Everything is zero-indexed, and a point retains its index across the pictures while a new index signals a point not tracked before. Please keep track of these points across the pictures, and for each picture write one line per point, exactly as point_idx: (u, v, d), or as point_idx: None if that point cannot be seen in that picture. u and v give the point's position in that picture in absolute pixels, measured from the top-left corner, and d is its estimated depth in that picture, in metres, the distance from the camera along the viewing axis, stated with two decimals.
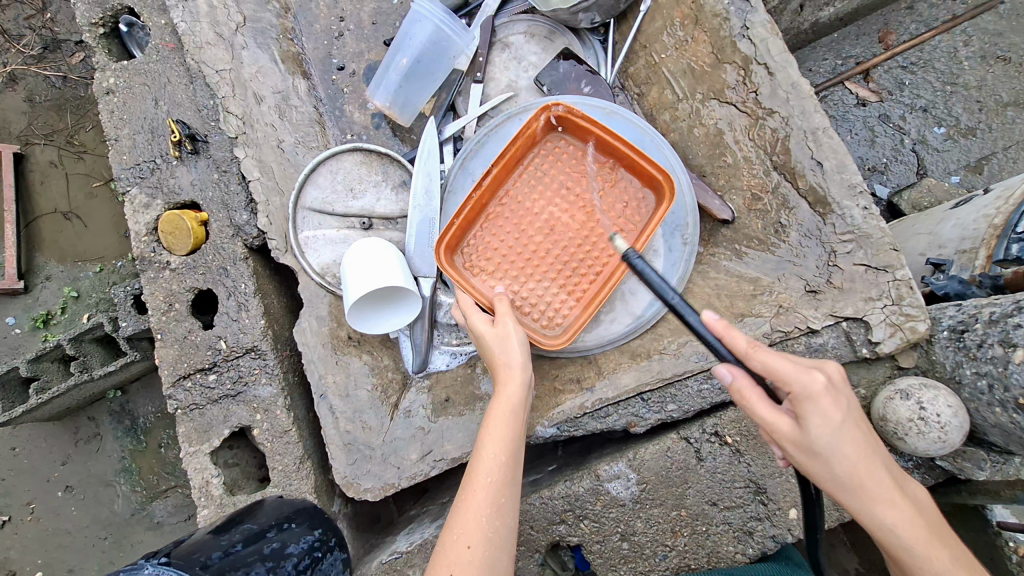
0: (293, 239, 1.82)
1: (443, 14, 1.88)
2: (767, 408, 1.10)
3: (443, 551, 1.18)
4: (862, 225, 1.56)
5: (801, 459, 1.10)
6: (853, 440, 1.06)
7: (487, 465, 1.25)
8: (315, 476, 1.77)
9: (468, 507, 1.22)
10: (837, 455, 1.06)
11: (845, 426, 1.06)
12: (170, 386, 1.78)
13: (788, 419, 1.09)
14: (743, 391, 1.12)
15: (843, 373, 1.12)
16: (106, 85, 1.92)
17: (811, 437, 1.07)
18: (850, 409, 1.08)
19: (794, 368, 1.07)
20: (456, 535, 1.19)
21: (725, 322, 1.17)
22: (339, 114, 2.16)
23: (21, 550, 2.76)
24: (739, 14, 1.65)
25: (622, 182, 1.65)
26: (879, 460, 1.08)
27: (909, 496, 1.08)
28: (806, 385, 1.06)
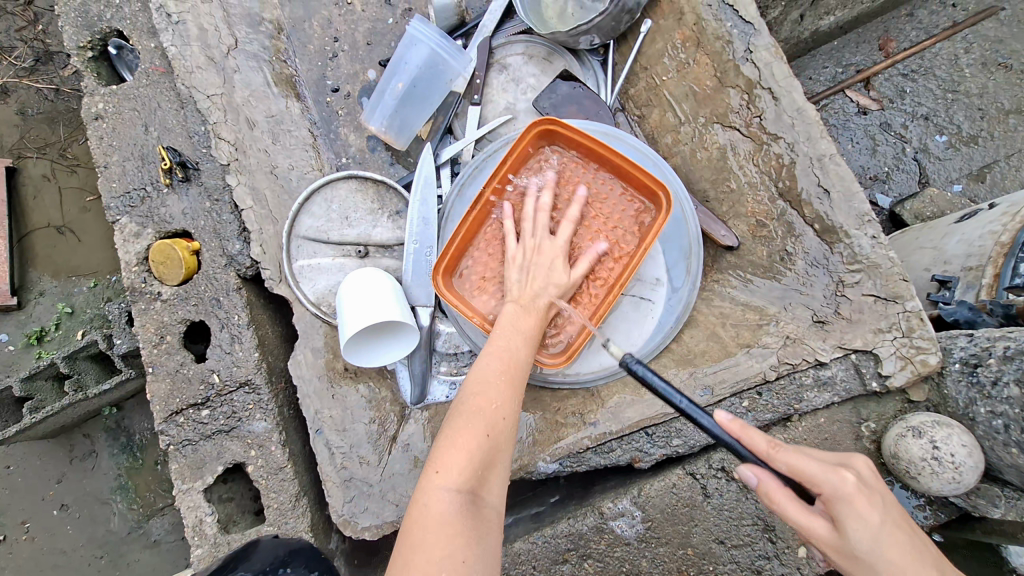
0: (287, 268, 1.78)
1: (438, 37, 1.82)
2: (798, 511, 1.01)
3: (472, 413, 1.16)
4: (871, 255, 1.51)
5: (845, 567, 0.99)
6: (896, 545, 0.96)
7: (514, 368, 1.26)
8: (312, 513, 1.73)
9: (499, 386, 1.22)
10: (883, 562, 0.95)
11: (887, 526, 0.97)
12: (162, 422, 1.73)
13: (824, 522, 0.99)
14: (771, 494, 1.03)
15: (874, 468, 1.05)
16: (94, 109, 1.88)
17: (851, 544, 0.97)
18: (888, 510, 0.99)
19: (819, 467, 1.00)
20: (496, 406, 1.18)
21: (740, 420, 1.10)
22: (334, 138, 2.08)
23: (15, 571, 2.71)
24: (742, 37, 1.61)
25: (618, 194, 1.62)
26: (927, 562, 0.96)
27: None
28: (839, 484, 0.99)
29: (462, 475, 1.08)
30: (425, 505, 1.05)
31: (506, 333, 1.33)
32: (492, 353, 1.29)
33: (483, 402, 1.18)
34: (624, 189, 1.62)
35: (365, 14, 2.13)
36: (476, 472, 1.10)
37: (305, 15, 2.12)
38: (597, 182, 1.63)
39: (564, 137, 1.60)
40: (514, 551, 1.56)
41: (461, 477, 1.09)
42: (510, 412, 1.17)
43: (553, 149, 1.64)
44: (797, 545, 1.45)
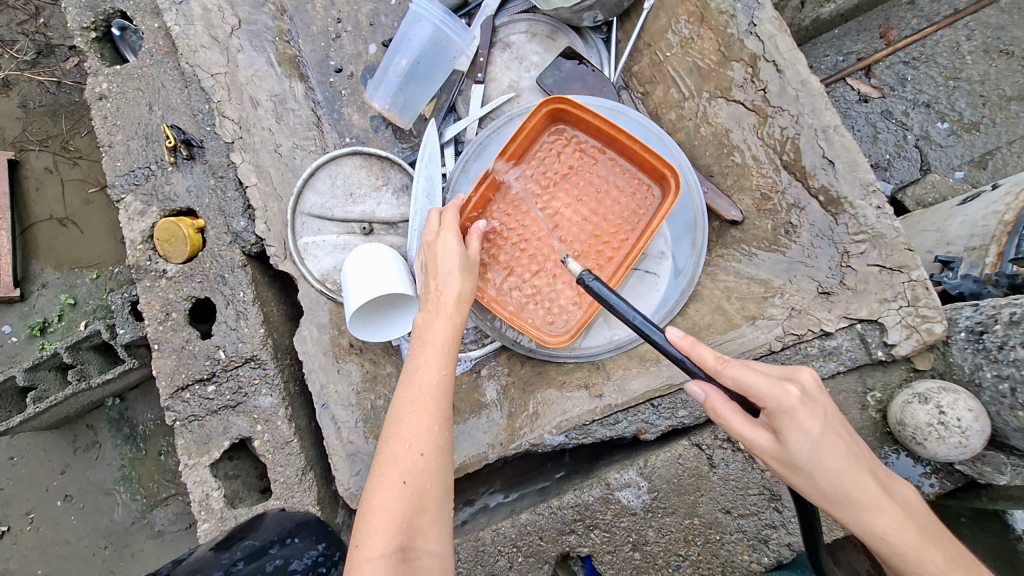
0: (292, 245, 1.78)
1: (443, 14, 1.83)
2: (742, 422, 1.03)
3: (389, 463, 1.15)
4: (876, 225, 1.51)
5: (785, 474, 1.05)
6: (834, 449, 1.00)
7: (429, 377, 1.21)
8: (318, 487, 1.73)
9: (416, 418, 1.18)
10: (819, 469, 1.01)
11: (826, 435, 1.00)
12: (169, 397, 1.74)
13: (768, 434, 1.02)
14: (717, 408, 1.05)
15: (819, 378, 1.04)
16: (99, 90, 1.88)
17: (791, 454, 1.01)
18: (829, 419, 1.01)
19: (765, 385, 1.00)
20: (409, 446, 1.15)
21: (691, 338, 1.09)
22: (337, 116, 2.09)
23: (20, 561, 2.72)
24: (746, 11, 1.62)
25: (624, 178, 1.62)
26: (855, 467, 1.01)
27: (895, 497, 1.03)
28: (780, 400, 0.99)
29: (386, 539, 1.06)
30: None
31: (419, 351, 1.25)
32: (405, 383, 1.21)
33: (397, 447, 1.16)
34: (630, 171, 1.62)
35: None
36: (411, 504, 1.10)
37: None
38: (606, 165, 1.62)
39: (574, 116, 1.57)
40: (520, 522, 1.57)
41: (383, 539, 1.06)
42: (425, 446, 1.14)
43: (562, 130, 1.61)
44: None
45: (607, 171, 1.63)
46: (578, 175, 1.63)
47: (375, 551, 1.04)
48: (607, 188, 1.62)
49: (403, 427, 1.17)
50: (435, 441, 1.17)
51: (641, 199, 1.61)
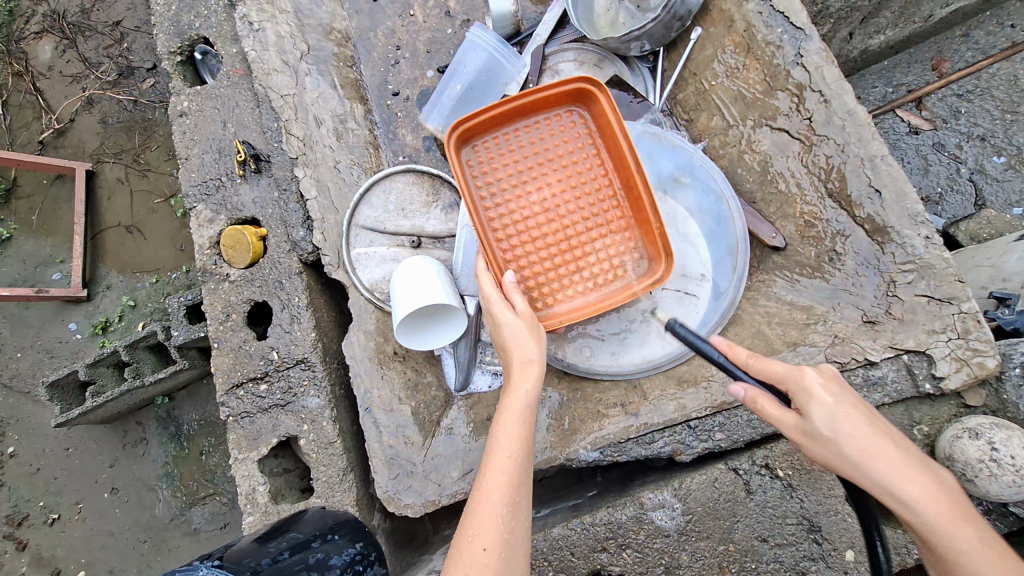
0: (345, 254, 1.89)
1: (497, 42, 1.96)
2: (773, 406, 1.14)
3: (456, 559, 1.10)
4: (924, 255, 1.50)
5: (810, 450, 1.11)
6: (851, 418, 1.07)
7: (499, 461, 1.18)
8: (357, 489, 1.81)
9: (484, 508, 1.14)
10: (842, 437, 1.06)
11: (844, 406, 1.09)
12: (224, 393, 1.84)
13: (794, 414, 1.12)
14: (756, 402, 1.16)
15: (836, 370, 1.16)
16: (179, 107, 2.03)
17: (814, 426, 1.09)
18: (844, 395, 1.10)
19: (783, 368, 1.16)
20: (471, 537, 1.11)
21: (728, 340, 1.31)
22: (393, 137, 2.22)
23: (66, 549, 2.86)
24: (792, 42, 1.65)
25: (536, 128, 1.56)
26: (890, 441, 1.06)
27: (935, 477, 1.05)
28: (796, 377, 1.13)
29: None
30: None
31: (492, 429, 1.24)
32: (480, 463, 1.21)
33: (464, 539, 1.12)
34: (551, 117, 1.56)
35: (426, 24, 2.28)
36: None
37: (371, 26, 2.29)
38: (520, 131, 1.56)
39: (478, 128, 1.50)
40: (553, 536, 1.58)
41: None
42: (486, 540, 1.09)
43: (473, 151, 1.54)
44: (843, 548, 1.46)
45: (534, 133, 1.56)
46: (522, 159, 1.54)
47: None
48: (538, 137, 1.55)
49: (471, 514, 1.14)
50: (498, 534, 1.11)
51: (574, 123, 1.56)
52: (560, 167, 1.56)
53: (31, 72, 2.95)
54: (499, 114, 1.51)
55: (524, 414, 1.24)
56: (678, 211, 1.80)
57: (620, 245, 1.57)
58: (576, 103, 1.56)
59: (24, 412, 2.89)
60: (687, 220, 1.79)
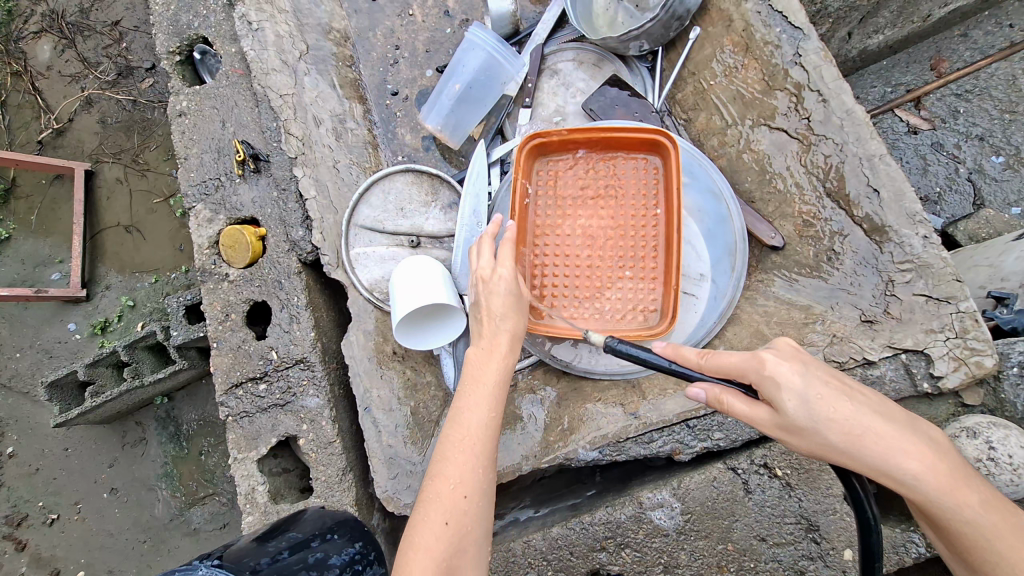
0: (345, 254, 1.89)
1: (495, 42, 1.94)
2: (743, 404, 1.10)
3: (433, 503, 1.21)
4: (923, 254, 1.51)
5: (787, 439, 1.08)
6: (827, 402, 1.03)
7: (477, 418, 1.29)
8: (356, 489, 1.81)
9: (463, 462, 1.24)
10: (822, 427, 1.03)
11: (816, 391, 1.05)
12: (224, 394, 1.84)
13: (766, 408, 1.08)
14: (721, 399, 1.13)
15: (795, 345, 1.13)
16: (179, 108, 2.03)
17: (790, 417, 1.05)
18: (810, 375, 1.06)
19: (739, 358, 1.12)
20: (453, 487, 1.21)
21: (672, 345, 1.25)
22: (391, 137, 2.22)
23: (66, 548, 2.86)
24: (790, 41, 1.66)
25: (617, 165, 1.74)
26: (872, 418, 1.02)
27: (922, 438, 1.02)
28: (756, 369, 1.09)
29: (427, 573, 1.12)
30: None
31: (469, 389, 1.33)
32: (453, 424, 1.29)
33: (443, 486, 1.22)
34: (624, 161, 1.74)
35: (425, 24, 2.28)
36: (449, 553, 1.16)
37: (370, 26, 2.29)
38: (595, 162, 1.74)
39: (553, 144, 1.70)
40: (552, 535, 1.58)
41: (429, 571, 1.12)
42: (469, 490, 1.20)
43: (543, 161, 1.74)
44: (841, 547, 1.46)
45: (603, 169, 1.74)
46: (583, 185, 1.74)
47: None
48: (605, 175, 1.74)
49: (449, 467, 1.24)
50: (479, 482, 1.24)
51: (644, 172, 1.72)
52: (618, 205, 1.73)
53: (31, 72, 2.95)
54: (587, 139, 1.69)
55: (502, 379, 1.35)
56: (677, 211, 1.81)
57: (642, 293, 1.71)
58: (653, 155, 1.72)
59: (23, 412, 2.89)
60: (686, 220, 1.80)
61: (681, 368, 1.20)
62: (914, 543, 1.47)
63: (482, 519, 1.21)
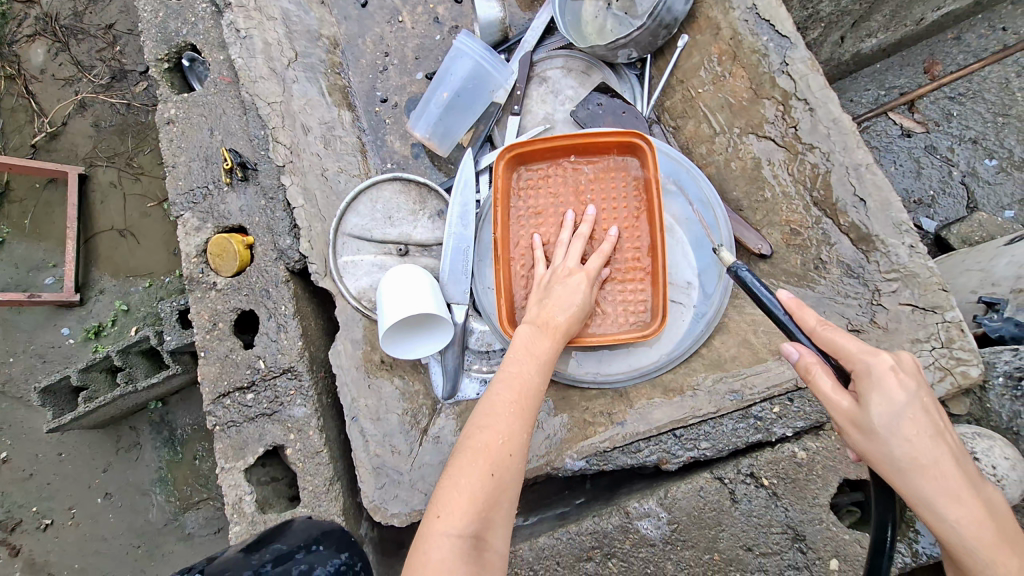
0: (333, 263, 1.89)
1: (483, 50, 1.94)
2: (830, 387, 1.08)
3: (473, 457, 1.19)
4: (908, 264, 1.51)
5: (854, 438, 1.07)
6: (914, 423, 1.02)
7: (524, 386, 1.31)
8: (344, 498, 1.80)
9: (513, 422, 1.25)
10: (895, 437, 1.02)
11: (912, 408, 1.02)
12: (211, 403, 1.83)
13: (850, 399, 1.06)
14: (811, 369, 1.10)
15: (915, 361, 1.08)
16: (167, 115, 2.02)
17: (870, 417, 1.04)
18: (918, 391, 1.03)
19: (856, 348, 1.08)
20: (497, 443, 1.20)
21: (797, 300, 1.19)
22: (381, 144, 2.21)
23: (60, 554, 2.85)
24: (778, 50, 1.66)
25: (596, 169, 1.75)
26: (947, 451, 1.01)
27: (983, 497, 1.00)
28: (868, 363, 1.06)
29: (466, 519, 1.11)
30: (426, 551, 1.08)
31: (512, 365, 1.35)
32: (504, 381, 1.31)
33: (481, 445, 1.21)
34: (604, 165, 1.75)
35: (415, 31, 2.27)
36: (480, 513, 1.13)
37: (360, 33, 2.28)
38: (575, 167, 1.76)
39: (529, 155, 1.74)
40: (538, 545, 1.58)
41: (463, 520, 1.11)
42: (515, 448, 1.20)
43: (523, 172, 1.78)
44: (827, 557, 1.46)
45: (584, 173, 1.75)
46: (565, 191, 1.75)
47: (457, 528, 1.10)
48: (587, 180, 1.75)
49: (497, 422, 1.23)
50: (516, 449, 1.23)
51: (624, 173, 1.73)
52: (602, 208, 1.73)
53: (24, 75, 2.93)
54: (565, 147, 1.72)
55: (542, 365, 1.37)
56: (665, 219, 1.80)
57: (630, 294, 1.70)
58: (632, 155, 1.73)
59: (17, 417, 2.88)
60: (674, 227, 1.79)
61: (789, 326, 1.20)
62: (900, 552, 1.47)
63: (520, 481, 1.21)
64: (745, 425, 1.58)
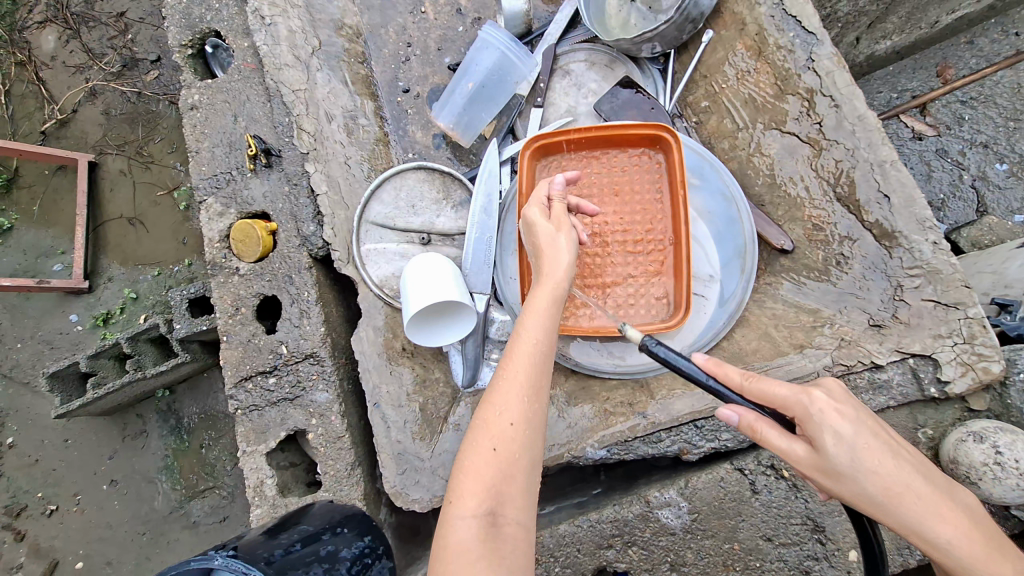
0: (356, 250, 1.90)
1: (509, 41, 1.94)
2: (779, 436, 1.05)
3: (480, 429, 1.12)
4: (932, 260, 1.52)
5: (825, 483, 1.03)
6: (873, 453, 0.99)
7: (527, 347, 1.18)
8: (364, 483, 1.82)
9: (510, 387, 1.14)
10: (863, 475, 0.99)
11: (863, 439, 1.00)
12: (233, 386, 1.85)
13: (804, 444, 1.03)
14: (756, 425, 1.08)
15: (844, 385, 1.08)
16: (190, 101, 2.02)
17: (830, 460, 1.00)
18: (862, 421, 1.02)
19: (788, 390, 1.06)
20: (496, 414, 1.12)
21: (714, 358, 1.17)
22: (402, 134, 2.23)
23: (65, 540, 2.84)
24: (804, 46, 1.67)
25: (622, 161, 1.75)
26: (915, 472, 0.99)
27: (959, 505, 0.98)
28: (803, 404, 1.04)
29: (477, 500, 1.05)
30: (445, 537, 1.03)
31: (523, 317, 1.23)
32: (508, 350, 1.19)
33: (489, 414, 1.13)
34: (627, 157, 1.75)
35: (437, 22, 2.29)
36: (490, 492, 1.06)
37: (382, 23, 2.29)
38: (602, 158, 1.76)
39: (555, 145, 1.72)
40: (559, 533, 1.59)
41: (475, 502, 1.05)
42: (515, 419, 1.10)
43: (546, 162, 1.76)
44: (846, 548, 1.48)
45: (607, 165, 1.76)
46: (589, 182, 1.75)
47: (469, 511, 1.04)
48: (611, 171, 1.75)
49: (497, 394, 1.14)
50: (526, 411, 1.12)
51: (648, 166, 1.74)
52: (627, 201, 1.74)
53: (35, 62, 2.94)
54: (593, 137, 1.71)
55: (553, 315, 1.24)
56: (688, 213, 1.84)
57: (652, 287, 1.71)
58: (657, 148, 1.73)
59: (24, 403, 2.89)
60: (697, 222, 1.83)
61: (717, 387, 1.15)
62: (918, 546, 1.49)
63: (534, 448, 1.11)
64: None
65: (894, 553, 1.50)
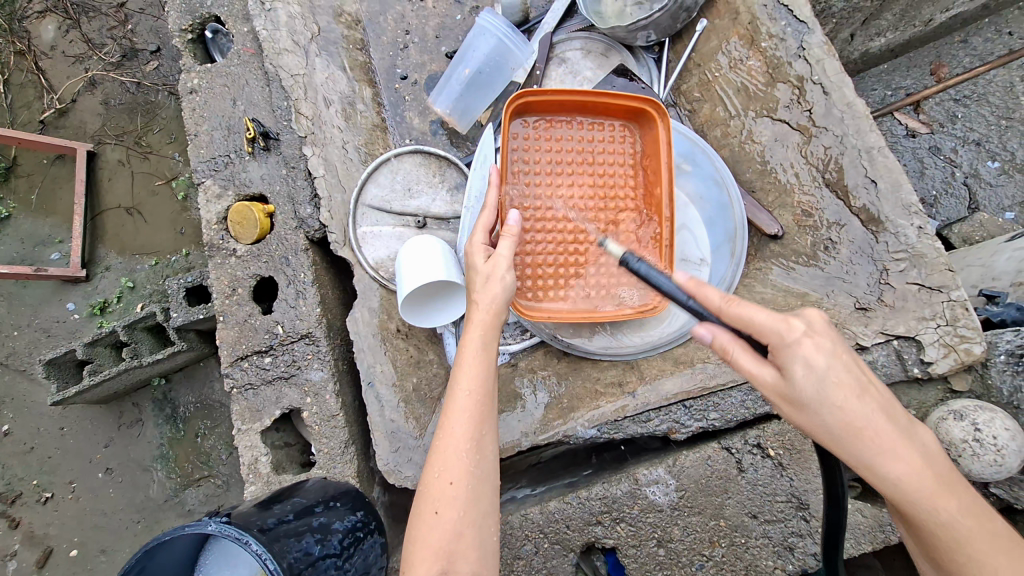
0: (352, 232, 1.93)
1: (506, 27, 1.96)
2: (749, 362, 1.09)
3: (425, 493, 1.20)
4: (917, 244, 1.55)
5: (787, 410, 1.08)
6: (842, 387, 1.01)
7: (460, 401, 1.25)
8: (358, 462, 1.85)
9: (447, 447, 1.21)
10: (827, 405, 1.01)
11: (834, 369, 1.02)
12: (229, 365, 1.87)
13: (772, 371, 1.07)
14: (727, 350, 1.12)
15: (826, 317, 1.07)
16: (190, 85, 2.04)
17: (794, 388, 1.04)
18: (838, 352, 1.03)
19: (764, 318, 1.07)
20: (436, 474, 1.19)
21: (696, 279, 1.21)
22: (400, 119, 2.25)
23: (59, 527, 2.86)
24: (795, 35, 1.70)
25: (595, 130, 1.72)
26: (879, 409, 1.01)
27: (919, 448, 1.01)
28: (779, 335, 1.04)
29: (426, 565, 1.11)
30: None
31: (455, 372, 1.29)
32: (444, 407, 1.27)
33: (430, 476, 1.20)
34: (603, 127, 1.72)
35: (436, 10, 2.31)
36: (443, 554, 1.12)
37: (381, 10, 2.30)
38: (574, 126, 1.71)
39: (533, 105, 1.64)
40: (549, 509, 1.62)
41: (425, 566, 1.11)
42: (452, 474, 1.17)
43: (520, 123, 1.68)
44: None
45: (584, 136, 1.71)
46: (564, 153, 1.70)
47: None
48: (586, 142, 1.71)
49: (435, 455, 1.21)
50: (463, 464, 1.20)
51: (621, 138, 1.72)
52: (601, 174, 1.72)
53: (34, 51, 2.95)
54: (566, 101, 1.65)
55: (485, 363, 1.30)
56: (679, 197, 1.86)
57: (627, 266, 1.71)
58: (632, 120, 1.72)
59: (19, 390, 2.90)
60: (687, 206, 1.86)
61: (697, 307, 1.21)
62: None
63: (476, 499, 1.18)
64: (753, 397, 1.60)
65: (876, 531, 1.53)
